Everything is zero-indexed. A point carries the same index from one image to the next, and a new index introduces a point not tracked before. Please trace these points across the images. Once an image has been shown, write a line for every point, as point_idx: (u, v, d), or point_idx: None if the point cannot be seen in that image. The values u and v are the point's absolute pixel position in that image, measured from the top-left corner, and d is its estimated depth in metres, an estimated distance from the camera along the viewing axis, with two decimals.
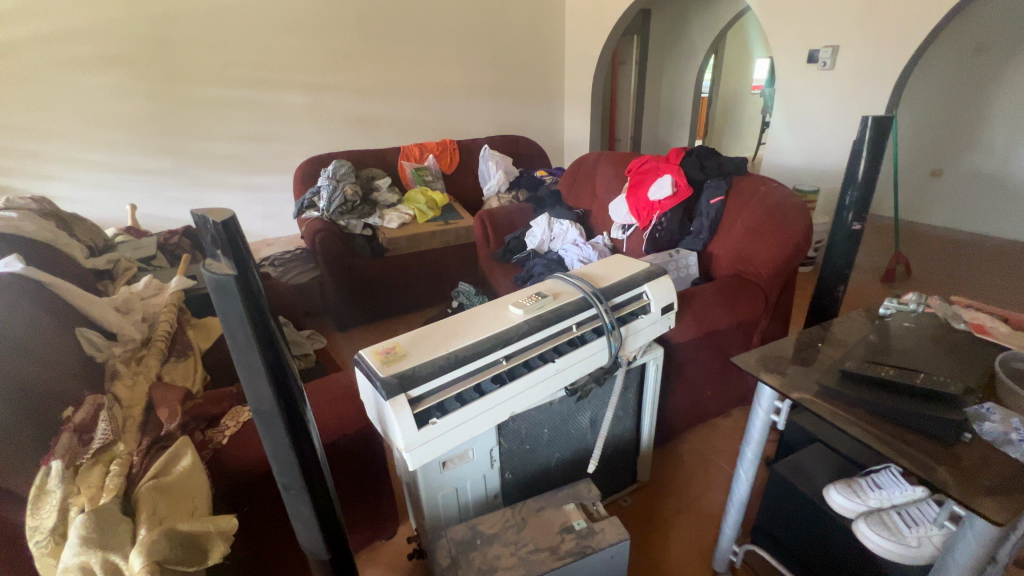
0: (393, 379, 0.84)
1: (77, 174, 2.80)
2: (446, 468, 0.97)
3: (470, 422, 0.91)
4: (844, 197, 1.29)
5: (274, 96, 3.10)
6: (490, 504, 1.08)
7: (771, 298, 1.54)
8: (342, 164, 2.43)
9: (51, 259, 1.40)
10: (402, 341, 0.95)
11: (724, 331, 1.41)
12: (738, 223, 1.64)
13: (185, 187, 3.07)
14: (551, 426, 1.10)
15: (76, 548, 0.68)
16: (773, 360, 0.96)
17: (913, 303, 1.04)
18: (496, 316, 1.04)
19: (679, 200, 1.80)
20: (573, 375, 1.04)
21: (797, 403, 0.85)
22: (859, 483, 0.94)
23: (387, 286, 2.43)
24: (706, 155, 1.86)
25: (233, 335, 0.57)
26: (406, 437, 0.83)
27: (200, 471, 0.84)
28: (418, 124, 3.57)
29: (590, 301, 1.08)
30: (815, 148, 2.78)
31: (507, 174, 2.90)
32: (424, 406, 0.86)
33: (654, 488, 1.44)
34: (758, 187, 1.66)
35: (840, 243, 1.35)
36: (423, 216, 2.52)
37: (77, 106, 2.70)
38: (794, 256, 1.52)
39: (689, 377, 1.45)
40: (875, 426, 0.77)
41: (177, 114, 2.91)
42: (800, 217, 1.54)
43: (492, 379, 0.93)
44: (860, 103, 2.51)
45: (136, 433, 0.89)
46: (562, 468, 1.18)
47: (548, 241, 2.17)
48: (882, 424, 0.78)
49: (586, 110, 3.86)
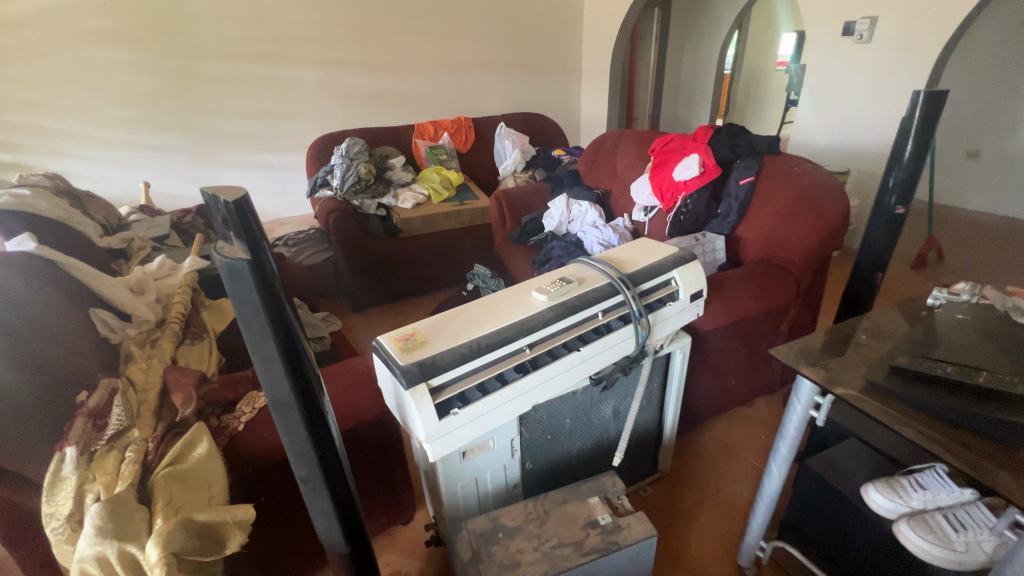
0: (413, 368, 0.81)
1: (91, 151, 2.80)
2: (465, 458, 0.95)
3: (492, 413, 0.88)
4: (888, 179, 1.21)
5: (286, 71, 3.04)
6: (510, 494, 1.05)
7: (803, 285, 1.47)
8: (354, 142, 2.40)
9: (66, 237, 1.39)
10: (421, 328, 0.92)
11: (753, 319, 1.36)
12: (770, 206, 1.56)
13: (197, 165, 3.05)
14: (573, 416, 1.07)
15: (92, 539, 0.66)
16: (813, 352, 0.90)
17: (965, 294, 0.98)
18: (519, 302, 1.00)
19: (706, 180, 1.71)
20: (598, 365, 1.00)
21: (841, 398, 0.80)
22: (901, 482, 0.89)
23: (402, 267, 2.39)
24: (736, 134, 1.77)
25: (249, 322, 0.53)
26: (426, 428, 0.80)
27: (216, 459, 0.81)
28: (430, 102, 3.47)
29: (617, 287, 1.03)
30: (845, 127, 2.65)
31: (523, 154, 2.82)
32: (446, 397, 0.82)
33: (676, 478, 1.41)
34: (791, 168, 1.58)
35: (880, 229, 1.27)
36: (438, 196, 2.46)
37: (87, 81, 2.67)
38: (829, 241, 1.44)
39: (715, 366, 1.40)
40: (924, 424, 0.73)
41: (188, 90, 2.87)
42: (837, 201, 1.46)
43: (515, 368, 0.90)
44: (898, 79, 2.37)
45: (152, 419, 0.86)
46: (584, 458, 1.15)
47: (566, 223, 2.10)
48: (935, 423, 0.72)
49: (603, 87, 3.73)
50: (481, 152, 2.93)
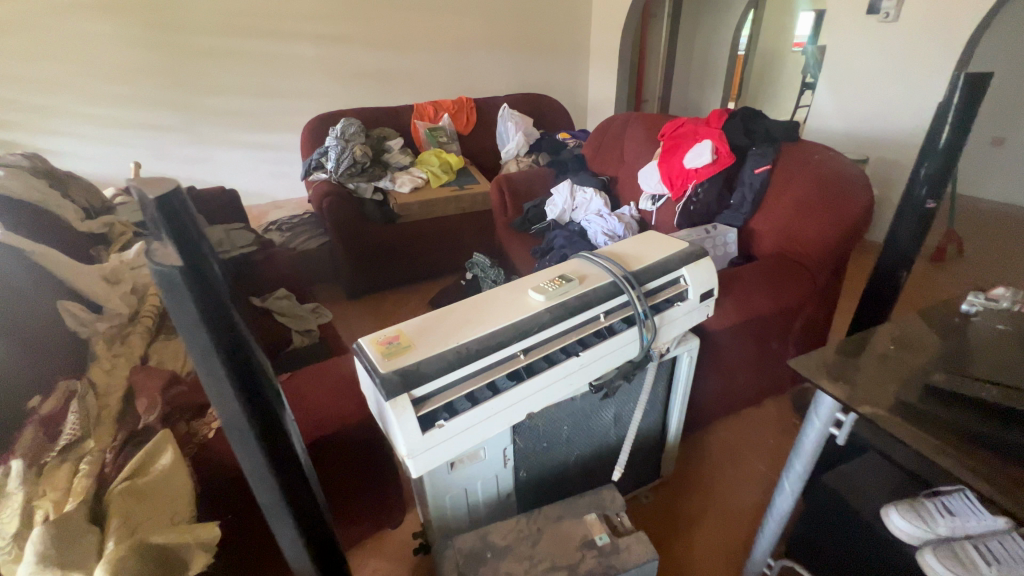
0: (394, 377, 0.74)
1: (81, 129, 2.72)
2: (454, 468, 0.88)
3: (482, 423, 0.81)
4: (917, 170, 1.12)
5: (283, 47, 2.92)
6: (502, 504, 0.99)
7: (819, 282, 1.38)
8: (350, 122, 2.30)
9: (41, 221, 1.32)
10: (406, 329, 0.85)
11: (766, 318, 1.28)
12: (787, 196, 1.46)
13: (191, 145, 2.97)
14: (571, 423, 1.00)
15: (32, 566, 0.58)
16: (837, 364, 0.81)
17: (1005, 300, 0.86)
18: (514, 301, 0.92)
19: (719, 168, 1.60)
20: (599, 370, 0.93)
21: (866, 418, 0.72)
22: (926, 506, 0.82)
23: (398, 253, 2.31)
24: (751, 118, 1.65)
25: (190, 338, 0.45)
26: (408, 442, 0.74)
27: (181, 472, 0.75)
28: (431, 81, 3.34)
29: (620, 286, 0.95)
30: (863, 111, 2.53)
31: (527, 137, 2.71)
32: (430, 408, 0.76)
33: (679, 483, 1.34)
34: (811, 156, 1.48)
35: (907, 224, 1.17)
36: (437, 180, 2.37)
37: (77, 54, 2.57)
38: (850, 236, 1.35)
39: (724, 367, 1.33)
40: (954, 447, 0.66)
41: (182, 66, 2.77)
42: (861, 193, 1.36)
43: (507, 376, 0.83)
44: (926, 60, 2.24)
45: (112, 427, 0.81)
46: (582, 465, 1.08)
47: (570, 211, 2.00)
48: (963, 444, 0.66)
49: (613, 68, 3.57)
50: (484, 134, 2.81)
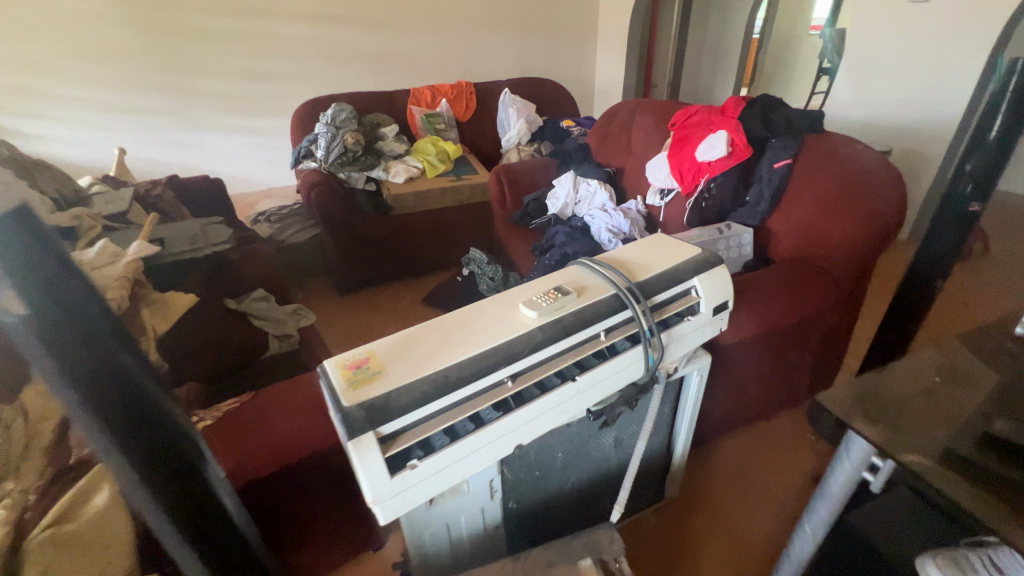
0: (358, 412, 0.63)
1: (66, 112, 2.61)
2: (433, 505, 0.78)
3: (463, 460, 0.71)
4: (963, 164, 0.98)
5: (275, 27, 2.77)
6: (489, 537, 0.90)
7: (842, 289, 1.27)
8: (341, 108, 2.17)
9: None
10: (378, 350, 0.74)
11: (784, 330, 1.17)
12: (810, 194, 1.33)
13: (181, 129, 2.85)
14: (567, 450, 0.90)
15: None
16: (873, 399, 0.71)
17: None
18: (503, 317, 0.81)
19: (734, 162, 1.47)
20: (599, 395, 0.82)
21: (907, 469, 0.62)
22: (971, 562, 0.70)
23: (392, 247, 2.20)
24: (772, 107, 1.50)
25: (47, 377, 0.43)
26: (375, 488, 0.64)
27: (118, 515, 0.69)
28: (431, 63, 3.19)
29: (624, 301, 0.83)
30: (887, 99, 2.36)
31: (529, 124, 2.58)
32: (401, 446, 0.66)
33: (684, 505, 1.25)
34: (837, 150, 1.35)
35: (948, 226, 1.04)
36: (433, 169, 2.25)
37: (58, 34, 2.44)
38: (878, 240, 1.23)
39: (736, 380, 1.22)
40: (1008, 507, 0.56)
41: (169, 47, 2.63)
42: (892, 192, 1.24)
43: (493, 406, 0.73)
44: (959, 44, 2.07)
45: (41, 460, 0.70)
46: (579, 492, 0.99)
47: (573, 205, 1.88)
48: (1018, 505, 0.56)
49: (621, 50, 3.40)
50: (484, 120, 2.68)
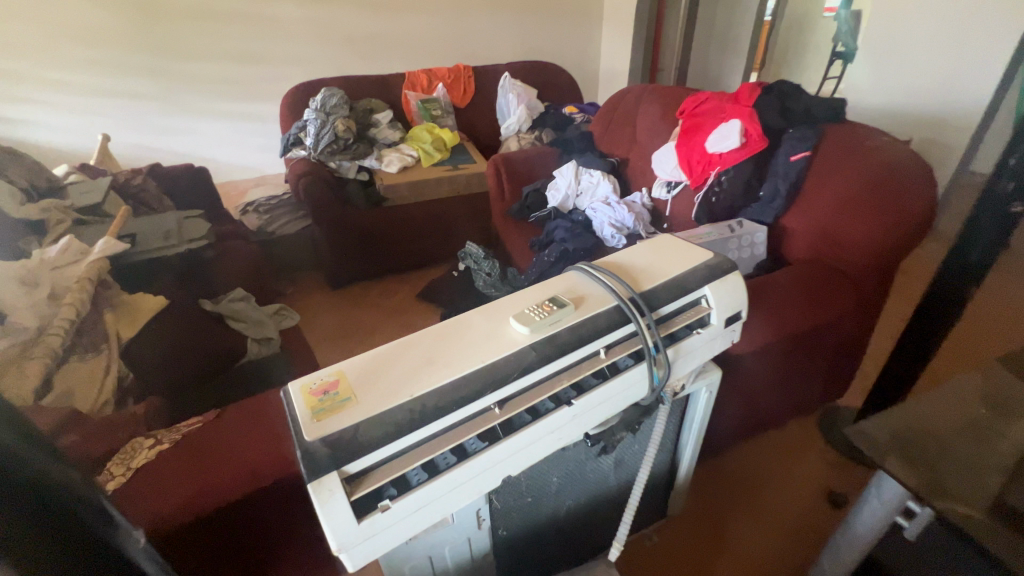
0: (320, 450, 0.55)
1: (48, 96, 2.51)
2: (413, 540, 0.70)
3: (445, 497, 0.63)
4: (1005, 159, 0.87)
5: (264, 7, 2.65)
6: (476, 567, 0.82)
7: (863, 294, 1.17)
8: (332, 93, 2.06)
9: None
10: (349, 371, 0.66)
11: (799, 339, 1.08)
12: (829, 190, 1.23)
13: (169, 115, 2.75)
14: (562, 473, 0.82)
15: None
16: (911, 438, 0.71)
17: None
18: (491, 332, 0.73)
19: (747, 154, 1.37)
20: (597, 418, 0.74)
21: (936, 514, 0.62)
22: None
23: (385, 239, 2.11)
24: (789, 95, 1.39)
25: None
26: (340, 535, 0.56)
27: None
28: (429, 46, 3.05)
29: (625, 314, 0.75)
30: (908, 85, 2.23)
31: (529, 111, 2.47)
32: (372, 485, 0.58)
33: (687, 522, 1.18)
34: (861, 142, 1.24)
35: (984, 228, 0.93)
36: (428, 159, 2.14)
37: (37, 14, 2.34)
38: (903, 241, 1.13)
39: (746, 391, 1.14)
40: None
41: (153, 28, 2.52)
42: (921, 189, 1.14)
43: (478, 436, 0.65)
44: (989, 25, 1.93)
45: None
46: (575, 515, 0.91)
47: (574, 197, 1.79)
48: None
49: (628, 32, 3.25)
50: (483, 106, 2.56)
